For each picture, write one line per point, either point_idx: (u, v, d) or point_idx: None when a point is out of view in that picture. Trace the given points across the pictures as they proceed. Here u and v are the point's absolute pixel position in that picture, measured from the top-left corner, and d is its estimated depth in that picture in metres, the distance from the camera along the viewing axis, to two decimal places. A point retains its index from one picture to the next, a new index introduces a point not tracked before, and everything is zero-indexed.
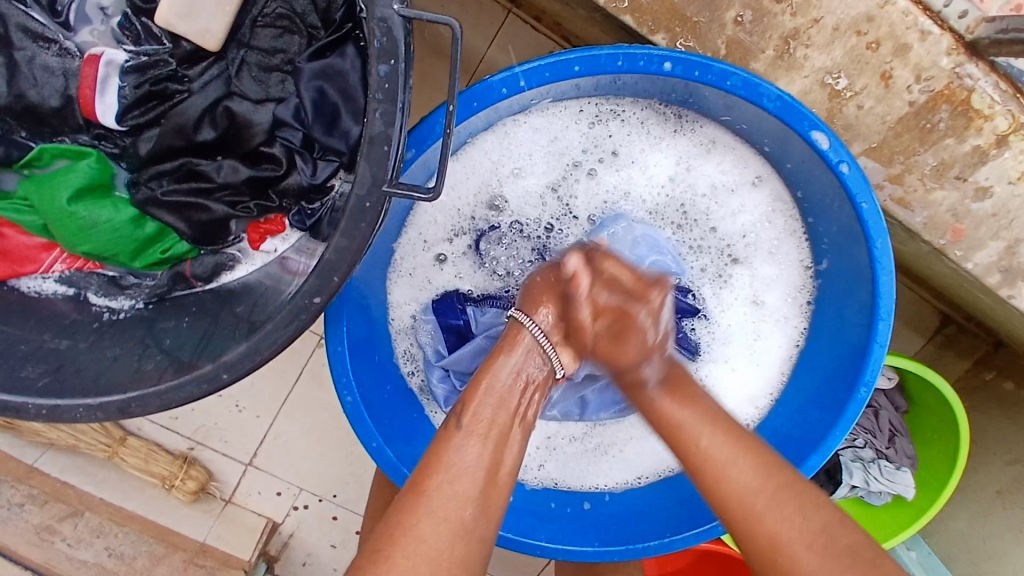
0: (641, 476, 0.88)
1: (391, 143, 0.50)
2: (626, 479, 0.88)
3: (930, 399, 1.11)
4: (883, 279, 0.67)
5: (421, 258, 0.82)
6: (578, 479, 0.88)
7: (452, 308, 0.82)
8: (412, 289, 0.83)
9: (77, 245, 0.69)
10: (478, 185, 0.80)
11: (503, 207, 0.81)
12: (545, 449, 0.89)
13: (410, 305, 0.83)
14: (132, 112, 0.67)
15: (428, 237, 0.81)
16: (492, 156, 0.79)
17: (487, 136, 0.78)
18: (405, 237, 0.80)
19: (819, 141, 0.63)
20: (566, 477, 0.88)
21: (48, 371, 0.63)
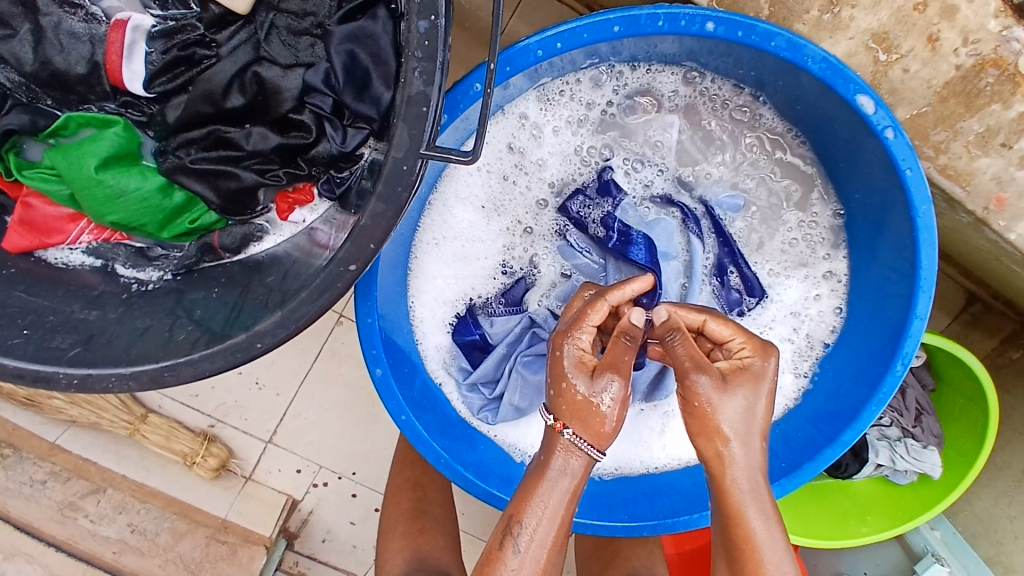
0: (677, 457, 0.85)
1: (428, 104, 0.48)
2: (666, 462, 0.85)
3: (956, 376, 1.10)
4: (926, 250, 0.65)
5: (458, 258, 0.80)
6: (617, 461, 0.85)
7: (467, 323, 0.81)
8: (435, 292, 0.80)
9: (105, 215, 0.68)
10: (511, 164, 0.78)
11: (538, 191, 0.79)
12: None
13: (434, 308, 0.81)
14: (159, 79, 0.66)
15: (451, 230, 0.79)
16: (514, 137, 0.77)
17: (510, 114, 0.76)
18: (431, 226, 0.79)
19: (864, 105, 0.61)
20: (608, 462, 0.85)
21: (79, 341, 0.62)
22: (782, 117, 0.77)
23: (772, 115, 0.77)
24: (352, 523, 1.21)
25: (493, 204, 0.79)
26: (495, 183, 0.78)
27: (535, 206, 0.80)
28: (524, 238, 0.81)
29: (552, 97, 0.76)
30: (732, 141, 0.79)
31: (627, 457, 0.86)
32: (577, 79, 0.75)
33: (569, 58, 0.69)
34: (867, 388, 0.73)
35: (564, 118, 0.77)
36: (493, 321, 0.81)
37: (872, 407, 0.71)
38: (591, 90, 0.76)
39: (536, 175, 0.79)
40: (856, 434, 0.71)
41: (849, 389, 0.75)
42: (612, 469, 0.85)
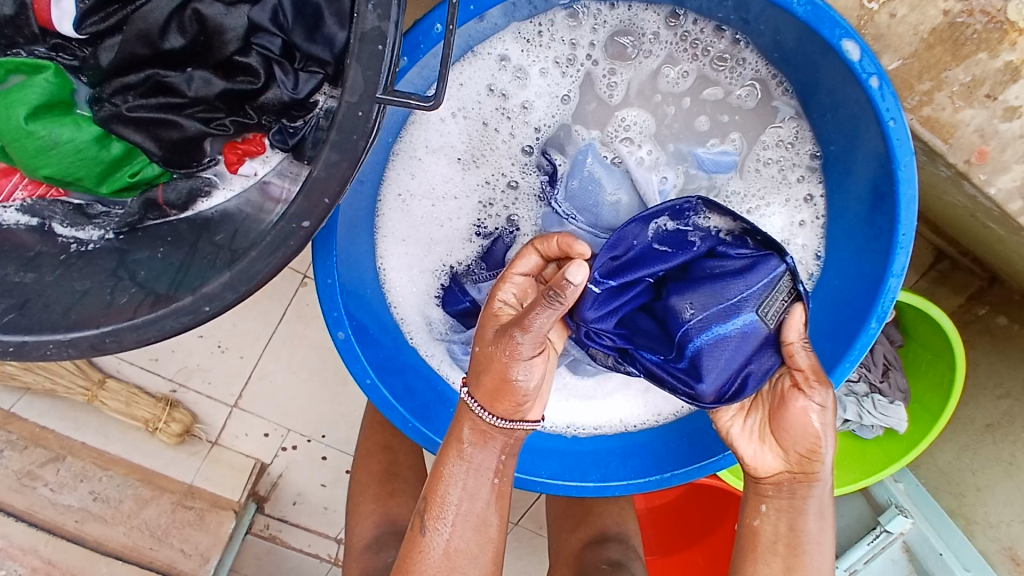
0: (658, 414, 0.83)
1: (385, 42, 0.44)
2: (645, 419, 0.84)
3: (924, 332, 1.10)
4: (907, 207, 0.63)
5: (426, 219, 0.76)
6: (596, 420, 0.84)
7: (454, 293, 0.77)
8: (404, 253, 0.77)
9: (37, 168, 0.62)
10: (480, 114, 0.73)
11: (509, 144, 0.74)
12: (569, 396, 0.83)
13: (405, 271, 0.78)
14: (91, 18, 0.60)
15: (419, 186, 0.75)
16: (486, 82, 0.72)
17: (481, 55, 0.71)
18: (399, 181, 0.75)
19: (849, 51, 0.58)
20: (585, 419, 0.84)
21: (13, 306, 0.58)
22: (764, 59, 0.72)
23: (754, 60, 0.72)
24: (322, 485, 1.19)
25: (464, 159, 0.74)
26: (463, 136, 0.74)
27: (508, 159, 0.74)
28: (501, 199, 0.75)
29: (527, 39, 0.71)
30: (713, 86, 0.74)
31: (608, 415, 0.84)
32: (551, 18, 0.70)
33: None
34: (842, 344, 0.71)
35: (540, 61, 0.72)
36: (481, 288, 0.77)
37: (846, 364, 0.69)
38: (566, 30, 0.71)
39: (505, 131, 0.74)
40: None
41: (824, 345, 0.74)
42: (593, 428, 0.83)
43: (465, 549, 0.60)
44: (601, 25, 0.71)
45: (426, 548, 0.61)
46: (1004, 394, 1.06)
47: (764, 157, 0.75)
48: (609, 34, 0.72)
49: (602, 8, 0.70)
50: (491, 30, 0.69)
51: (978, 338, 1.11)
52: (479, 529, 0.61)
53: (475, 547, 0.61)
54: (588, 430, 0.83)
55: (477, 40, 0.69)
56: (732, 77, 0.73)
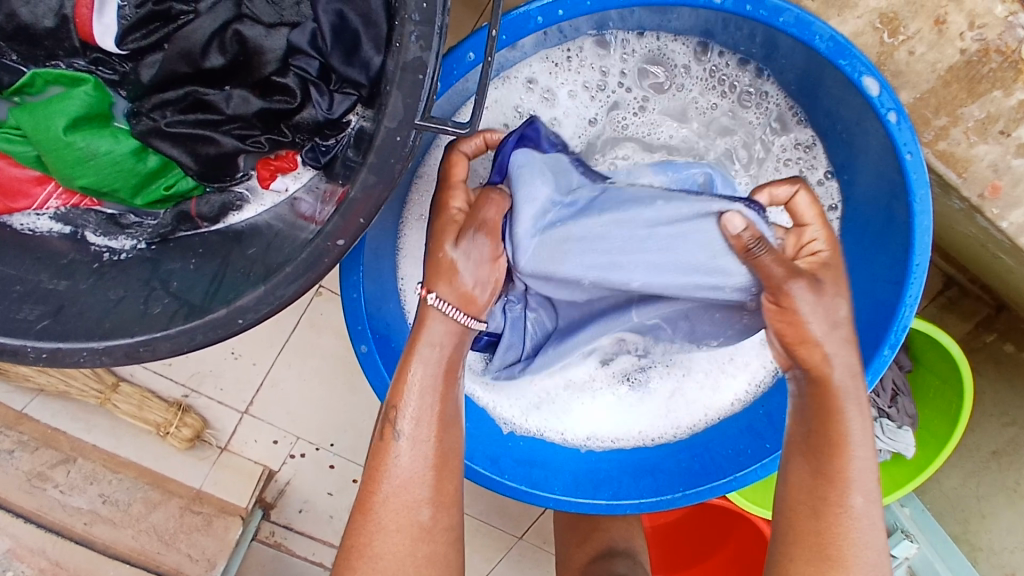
0: (677, 427, 0.84)
1: (424, 72, 0.46)
2: (663, 432, 0.84)
3: (931, 359, 1.12)
4: (920, 242, 0.64)
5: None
6: (613, 433, 0.85)
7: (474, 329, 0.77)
8: None
9: (75, 179, 0.64)
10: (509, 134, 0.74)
11: None
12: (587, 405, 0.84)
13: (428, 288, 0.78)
14: (133, 35, 0.61)
15: None
16: (515, 105, 0.73)
17: (510, 81, 0.72)
18: (419, 199, 0.76)
19: (868, 87, 0.60)
20: (602, 431, 0.85)
21: (47, 313, 0.59)
22: (783, 91, 0.74)
23: (775, 92, 0.74)
24: (329, 494, 1.20)
25: None
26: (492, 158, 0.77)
27: None
28: None
29: (555, 63, 0.72)
30: (734, 110, 0.75)
31: (626, 429, 0.85)
32: (580, 45, 0.72)
33: (574, 25, 0.66)
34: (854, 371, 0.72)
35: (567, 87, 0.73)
36: None
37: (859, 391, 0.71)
38: (595, 57, 0.73)
39: None
40: (840, 418, 0.71)
41: (832, 370, 0.76)
42: (612, 441, 0.84)
43: (421, 495, 0.56)
44: (629, 52, 0.73)
45: (377, 498, 0.56)
46: (1010, 421, 1.07)
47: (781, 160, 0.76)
48: (637, 62, 0.73)
49: (630, 37, 0.72)
50: (521, 56, 0.70)
51: (982, 363, 1.12)
52: (426, 472, 0.57)
53: (428, 488, 0.57)
54: (604, 442, 0.85)
55: (509, 63, 0.71)
56: (756, 110, 0.75)
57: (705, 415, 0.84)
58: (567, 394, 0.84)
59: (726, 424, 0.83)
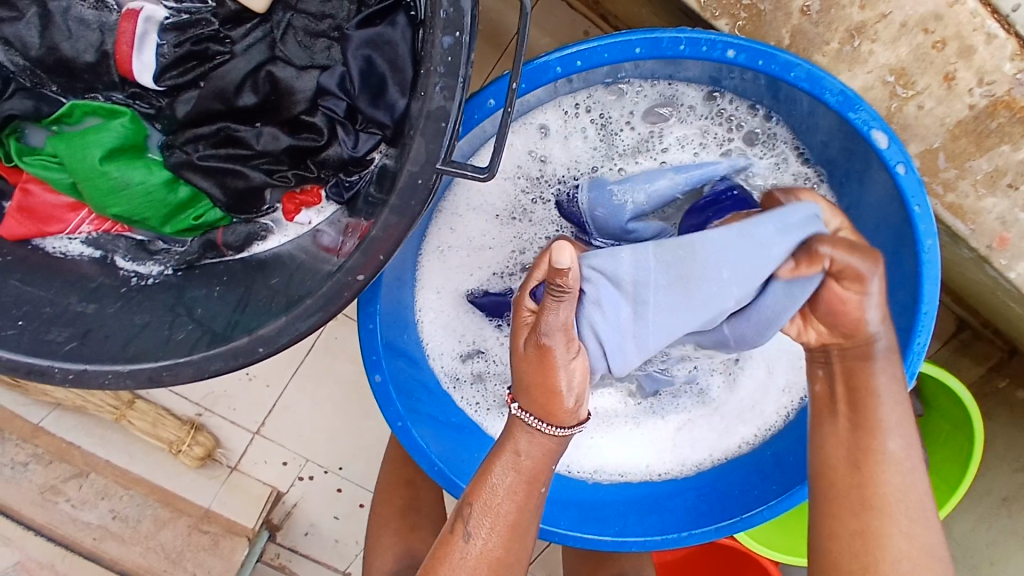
0: (682, 463, 0.85)
1: (448, 120, 0.48)
2: (669, 467, 0.85)
3: (945, 403, 1.11)
4: (928, 290, 0.65)
5: (461, 270, 0.80)
6: (620, 465, 0.86)
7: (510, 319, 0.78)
8: (446, 302, 0.81)
9: (107, 207, 0.66)
10: (521, 178, 0.77)
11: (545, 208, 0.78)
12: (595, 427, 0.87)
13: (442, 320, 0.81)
14: (169, 72, 0.64)
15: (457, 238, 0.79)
16: (527, 148, 0.76)
17: (523, 126, 0.75)
18: (438, 233, 0.78)
19: (878, 140, 0.61)
20: (608, 464, 0.86)
21: (75, 336, 0.61)
22: (792, 134, 0.75)
23: (784, 140, 0.76)
24: (336, 518, 1.20)
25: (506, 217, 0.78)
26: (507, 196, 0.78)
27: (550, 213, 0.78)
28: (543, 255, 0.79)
29: (567, 109, 0.75)
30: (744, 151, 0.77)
31: (633, 463, 0.86)
32: (593, 93, 0.74)
33: (588, 75, 0.68)
34: None
35: (578, 132, 0.76)
36: None
37: None
38: (607, 103, 0.75)
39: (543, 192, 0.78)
40: None
41: None
42: (618, 474, 0.85)
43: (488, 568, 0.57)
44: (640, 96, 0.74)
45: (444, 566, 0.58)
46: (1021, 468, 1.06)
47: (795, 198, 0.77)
48: (648, 106, 0.75)
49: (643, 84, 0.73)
50: (535, 103, 0.72)
51: (996, 409, 1.11)
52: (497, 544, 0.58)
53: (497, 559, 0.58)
54: (610, 475, 0.86)
55: (523, 111, 0.73)
56: (762, 146, 0.76)
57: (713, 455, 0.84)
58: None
59: (735, 463, 0.83)
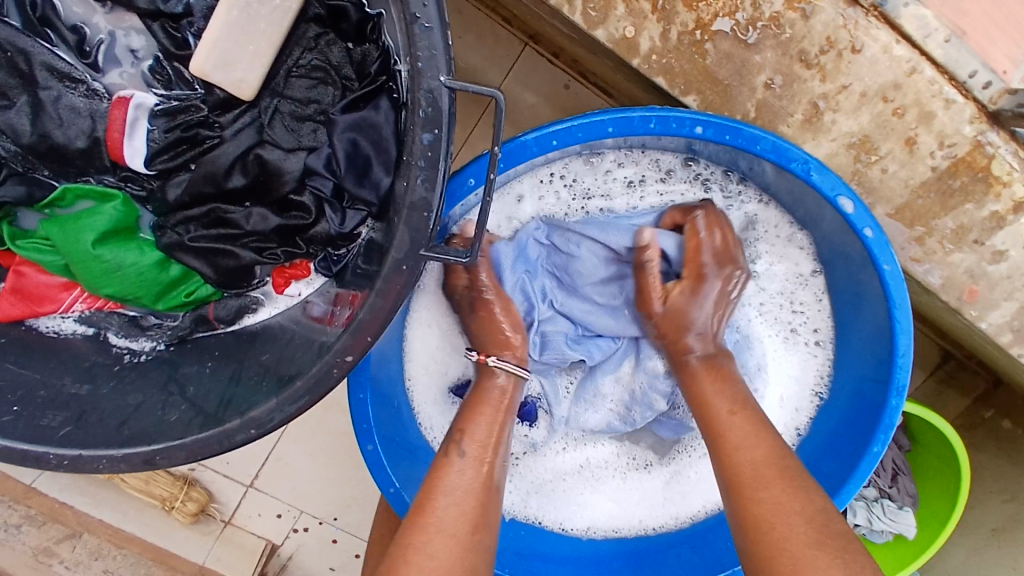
0: (678, 517, 0.85)
1: (429, 209, 0.50)
2: (664, 522, 0.85)
3: (930, 437, 1.12)
4: (903, 346, 0.67)
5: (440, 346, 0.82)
6: (611, 524, 0.85)
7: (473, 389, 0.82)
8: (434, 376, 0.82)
9: (100, 287, 0.68)
10: None
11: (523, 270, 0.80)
12: (579, 478, 0.87)
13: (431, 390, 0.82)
14: (161, 157, 0.66)
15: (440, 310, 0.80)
16: (505, 217, 0.78)
17: (501, 197, 0.76)
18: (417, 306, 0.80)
19: (844, 205, 0.63)
20: (599, 522, 0.85)
21: (69, 420, 0.62)
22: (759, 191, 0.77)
23: (752, 196, 0.78)
24: (331, 569, 1.18)
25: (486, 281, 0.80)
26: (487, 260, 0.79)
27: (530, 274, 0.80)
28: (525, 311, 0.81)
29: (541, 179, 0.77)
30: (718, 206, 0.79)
31: (627, 518, 0.85)
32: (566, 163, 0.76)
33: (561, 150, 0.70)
34: (845, 466, 0.74)
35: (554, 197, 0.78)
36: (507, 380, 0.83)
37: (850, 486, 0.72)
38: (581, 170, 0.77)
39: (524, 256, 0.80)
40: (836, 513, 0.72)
41: (829, 466, 0.77)
42: (611, 532, 0.85)
43: None
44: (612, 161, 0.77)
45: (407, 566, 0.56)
46: (1009, 497, 1.05)
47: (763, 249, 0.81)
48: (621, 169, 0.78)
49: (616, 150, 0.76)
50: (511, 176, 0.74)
51: (983, 441, 1.13)
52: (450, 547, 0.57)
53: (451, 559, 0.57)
54: (602, 533, 0.85)
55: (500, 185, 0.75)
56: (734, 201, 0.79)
57: (707, 506, 0.84)
58: (568, 482, 0.87)
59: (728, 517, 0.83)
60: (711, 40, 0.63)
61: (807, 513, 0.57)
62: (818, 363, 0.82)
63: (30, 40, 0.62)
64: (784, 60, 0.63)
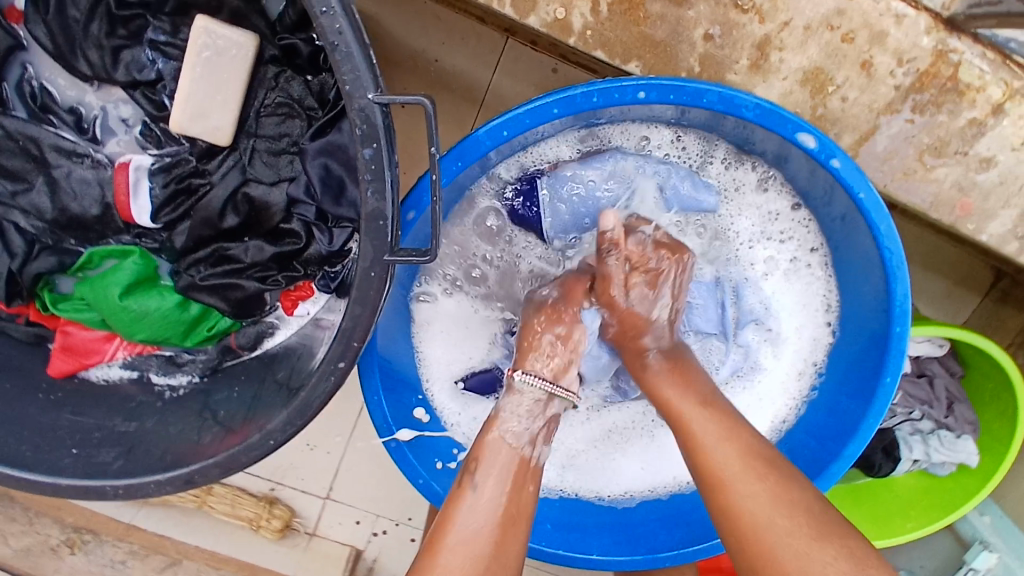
0: None
1: (384, 217, 0.54)
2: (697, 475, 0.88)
3: (985, 364, 1.06)
4: (897, 274, 0.67)
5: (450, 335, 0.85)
6: (646, 481, 0.88)
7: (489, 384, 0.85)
8: (451, 359, 0.85)
9: (134, 333, 0.76)
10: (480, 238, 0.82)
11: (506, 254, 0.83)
12: (609, 443, 0.90)
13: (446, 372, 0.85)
14: (164, 210, 0.72)
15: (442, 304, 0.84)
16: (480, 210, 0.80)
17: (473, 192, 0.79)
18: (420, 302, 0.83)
19: (805, 141, 0.64)
20: (634, 483, 0.88)
21: (121, 453, 0.69)
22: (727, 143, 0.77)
23: (722, 149, 0.79)
24: None
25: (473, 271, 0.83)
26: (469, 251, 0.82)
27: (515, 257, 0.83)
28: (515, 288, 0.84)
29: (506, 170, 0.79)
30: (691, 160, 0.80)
31: (662, 474, 0.88)
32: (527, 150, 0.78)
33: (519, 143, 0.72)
34: (861, 401, 0.74)
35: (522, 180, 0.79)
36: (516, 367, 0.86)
37: (869, 420, 0.73)
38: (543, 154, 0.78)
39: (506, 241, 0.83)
40: (858, 448, 0.73)
41: (844, 401, 0.78)
42: (648, 490, 0.88)
43: None
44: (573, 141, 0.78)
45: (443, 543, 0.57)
46: None
47: (743, 193, 0.80)
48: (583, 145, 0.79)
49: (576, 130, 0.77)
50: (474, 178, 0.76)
51: None
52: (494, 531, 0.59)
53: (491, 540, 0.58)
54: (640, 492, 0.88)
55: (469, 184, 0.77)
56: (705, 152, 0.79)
57: None
58: (598, 449, 0.90)
59: None
60: (643, 5, 0.64)
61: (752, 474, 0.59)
62: (821, 294, 0.81)
63: (36, 126, 0.71)
64: (719, 10, 0.64)
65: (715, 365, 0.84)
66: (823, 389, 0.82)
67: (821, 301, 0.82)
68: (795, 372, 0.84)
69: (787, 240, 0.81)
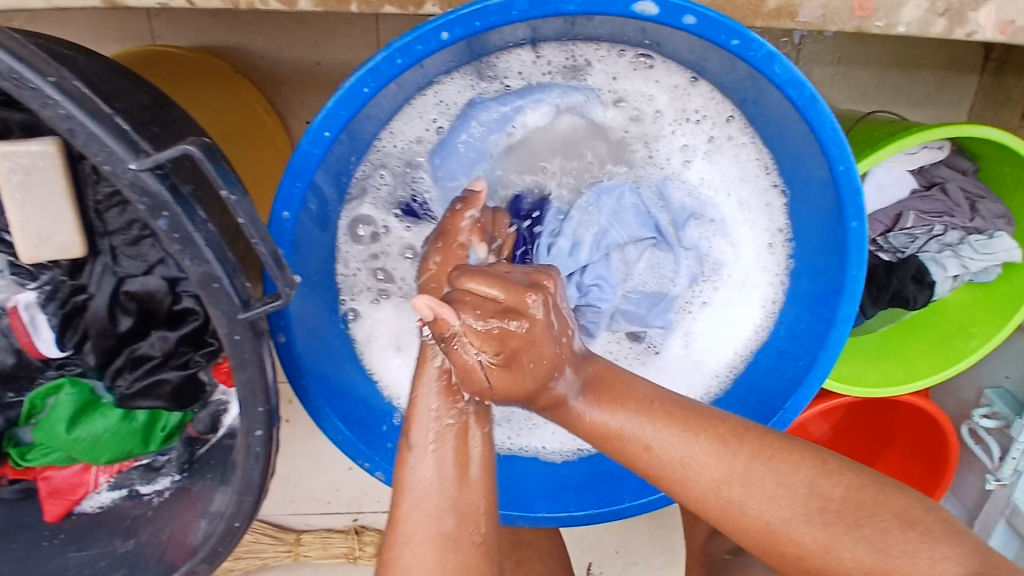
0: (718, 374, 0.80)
1: (218, 277, 0.49)
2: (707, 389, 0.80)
3: (994, 149, 0.92)
4: (817, 105, 0.58)
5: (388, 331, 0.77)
6: None
7: None
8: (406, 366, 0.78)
9: (99, 458, 0.76)
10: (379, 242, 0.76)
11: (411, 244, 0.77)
12: None
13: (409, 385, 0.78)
14: (67, 334, 0.72)
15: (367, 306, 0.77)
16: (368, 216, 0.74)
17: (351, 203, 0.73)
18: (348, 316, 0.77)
19: (646, 9, 0.55)
20: None
21: (124, 574, 0.69)
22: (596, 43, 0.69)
23: (588, 48, 0.70)
24: None
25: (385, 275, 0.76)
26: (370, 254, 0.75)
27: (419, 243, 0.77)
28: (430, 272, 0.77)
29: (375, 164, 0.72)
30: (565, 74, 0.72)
31: None
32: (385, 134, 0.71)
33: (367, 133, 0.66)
34: (838, 254, 0.67)
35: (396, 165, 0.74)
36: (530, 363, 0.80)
37: (853, 270, 0.65)
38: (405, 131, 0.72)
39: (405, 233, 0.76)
40: (852, 304, 0.66)
41: (823, 258, 0.69)
42: None
43: None
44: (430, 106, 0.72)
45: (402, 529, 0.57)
46: None
47: (633, 85, 0.73)
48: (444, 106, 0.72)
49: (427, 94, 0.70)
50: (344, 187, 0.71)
51: None
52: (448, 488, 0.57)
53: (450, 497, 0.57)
54: None
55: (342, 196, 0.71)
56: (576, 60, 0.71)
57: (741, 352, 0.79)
58: None
59: (763, 352, 0.78)
60: None
61: (744, 472, 0.57)
62: (757, 157, 0.74)
63: None
64: None
65: (670, 278, 0.79)
66: (799, 256, 0.74)
67: (757, 167, 0.74)
68: (766, 248, 0.76)
69: (698, 120, 0.74)
